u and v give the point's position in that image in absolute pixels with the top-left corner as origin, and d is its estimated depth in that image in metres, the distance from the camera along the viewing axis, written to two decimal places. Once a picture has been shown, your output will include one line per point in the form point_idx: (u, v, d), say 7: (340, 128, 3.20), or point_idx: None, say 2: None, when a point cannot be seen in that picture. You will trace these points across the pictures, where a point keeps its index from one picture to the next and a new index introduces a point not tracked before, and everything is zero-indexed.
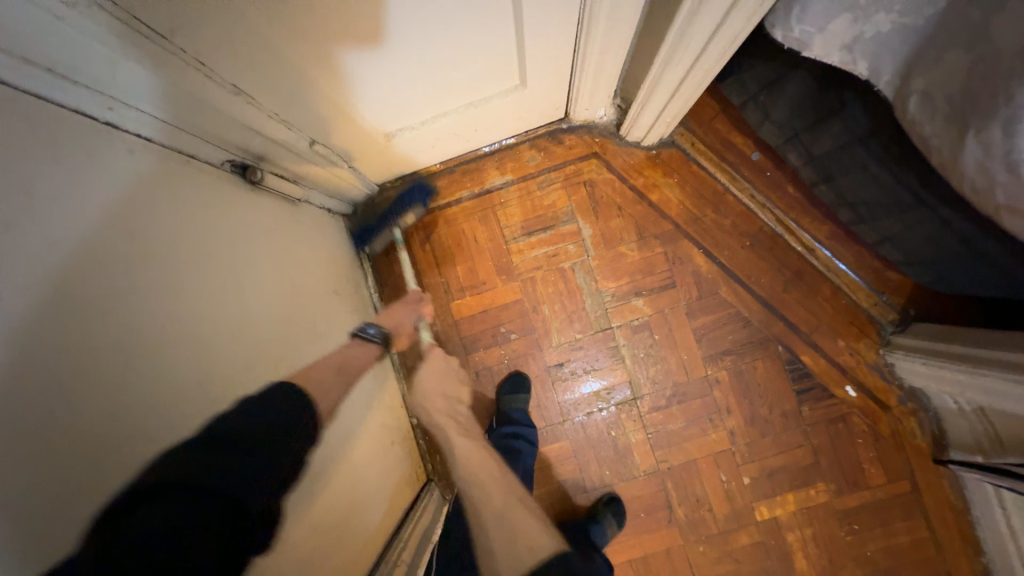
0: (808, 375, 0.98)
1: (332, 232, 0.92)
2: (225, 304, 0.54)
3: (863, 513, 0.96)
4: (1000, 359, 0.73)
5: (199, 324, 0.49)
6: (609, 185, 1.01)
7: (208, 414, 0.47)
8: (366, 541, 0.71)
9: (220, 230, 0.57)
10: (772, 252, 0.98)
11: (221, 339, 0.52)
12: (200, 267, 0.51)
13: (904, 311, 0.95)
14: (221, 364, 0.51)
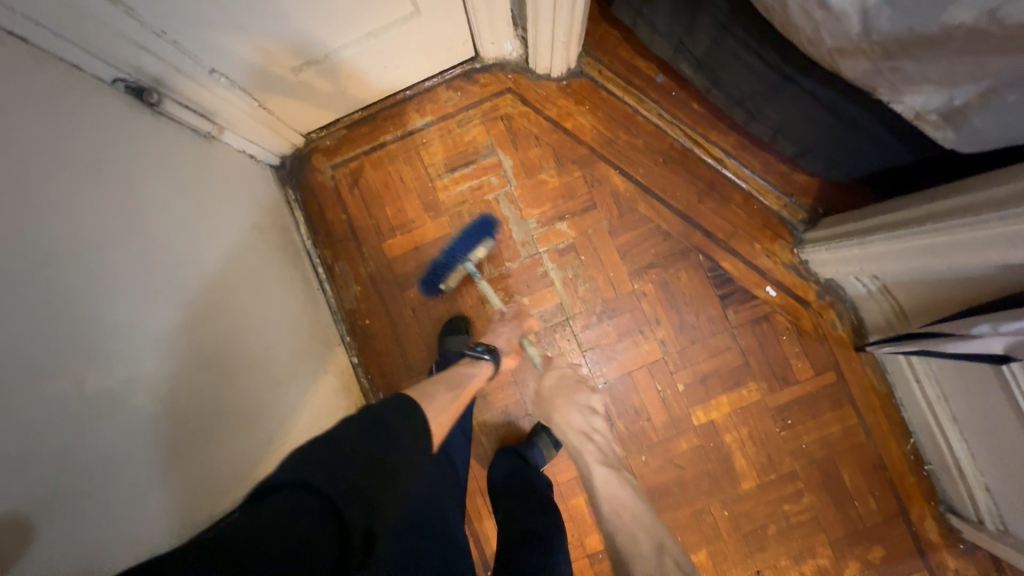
0: (730, 281, 1.01)
1: (263, 184, 0.97)
2: (112, 199, 0.57)
3: (794, 407, 0.98)
4: (885, 224, 0.78)
5: (77, 206, 0.52)
6: (525, 118, 1.05)
7: (85, 283, 0.50)
8: (279, 448, 0.73)
9: (107, 135, 0.60)
10: (684, 166, 1.03)
11: (104, 226, 0.55)
12: (101, 174, 0.57)
13: (812, 210, 1.00)
14: (103, 246, 0.54)
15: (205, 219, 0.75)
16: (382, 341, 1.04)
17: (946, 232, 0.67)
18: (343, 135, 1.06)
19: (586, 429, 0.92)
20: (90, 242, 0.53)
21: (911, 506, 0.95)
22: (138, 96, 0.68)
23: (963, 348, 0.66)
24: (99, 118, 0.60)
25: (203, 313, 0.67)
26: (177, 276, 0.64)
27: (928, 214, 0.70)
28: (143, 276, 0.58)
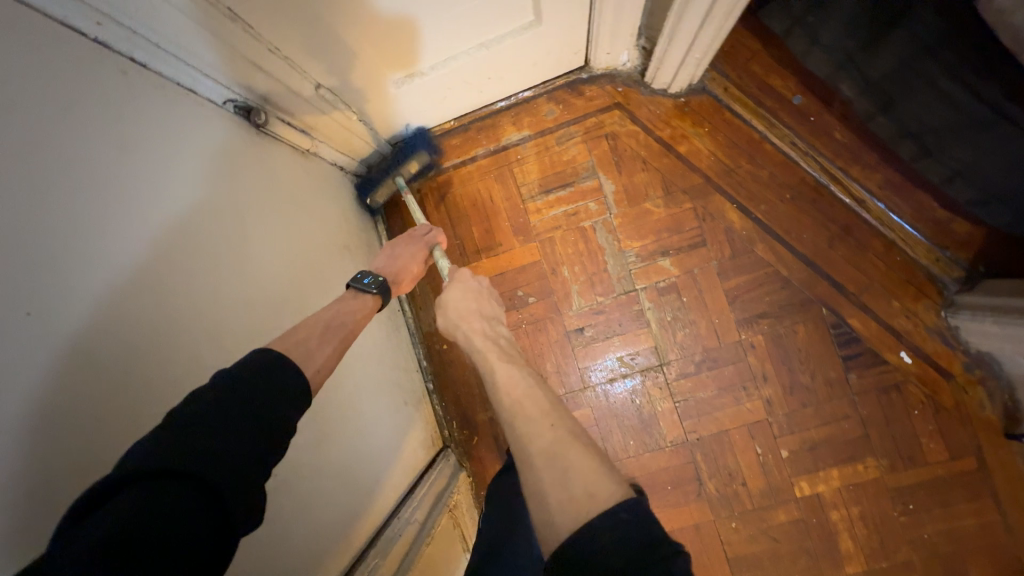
0: (857, 341, 0.89)
1: (343, 192, 0.89)
2: (224, 239, 0.54)
3: (920, 491, 0.86)
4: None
5: (193, 251, 0.49)
6: (633, 138, 0.94)
7: (199, 340, 0.47)
8: (364, 504, 0.68)
9: (221, 164, 0.56)
10: (815, 205, 0.89)
11: (217, 271, 0.52)
12: (215, 211, 0.53)
13: (971, 268, 0.85)
14: (216, 295, 0.51)
15: (287, 240, 0.66)
16: (461, 369, 0.99)
17: None
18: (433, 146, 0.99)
19: (489, 332, 0.68)
20: (184, 308, 0.46)
21: None
22: (246, 116, 0.62)
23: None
24: (192, 143, 0.53)
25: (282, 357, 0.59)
26: (281, 317, 0.60)
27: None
28: (252, 322, 0.55)
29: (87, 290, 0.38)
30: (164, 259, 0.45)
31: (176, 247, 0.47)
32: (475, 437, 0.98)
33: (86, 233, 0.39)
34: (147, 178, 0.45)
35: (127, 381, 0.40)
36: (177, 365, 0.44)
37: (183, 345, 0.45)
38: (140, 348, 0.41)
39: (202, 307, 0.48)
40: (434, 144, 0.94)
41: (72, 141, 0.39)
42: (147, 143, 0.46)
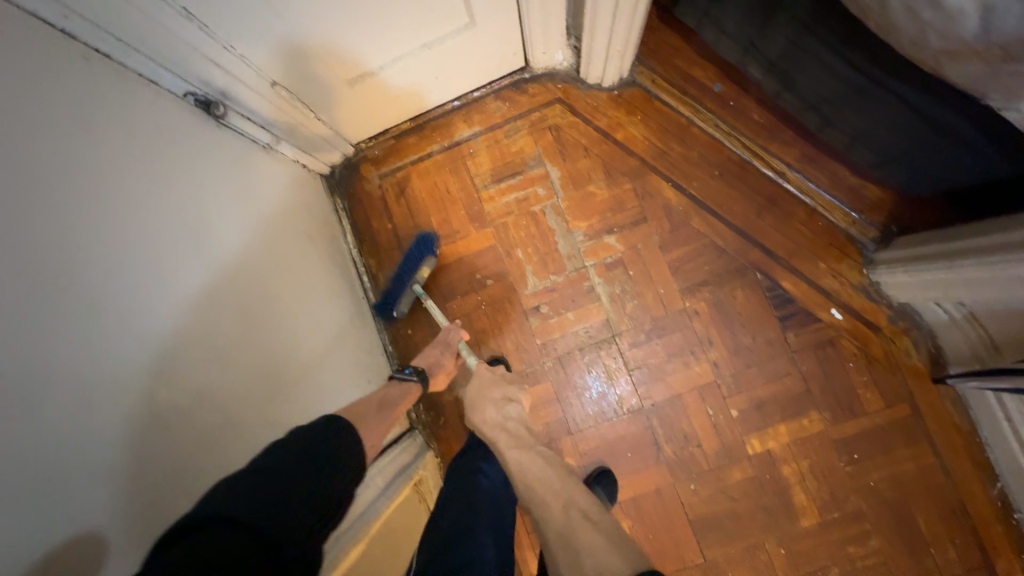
0: (791, 302, 0.95)
1: (335, 259, 0.96)
2: (182, 209, 0.59)
3: (863, 441, 0.91)
4: (965, 246, 0.73)
5: (152, 214, 0.54)
6: (574, 128, 1.03)
7: (156, 292, 0.52)
8: None
9: (179, 146, 0.62)
10: (742, 180, 0.98)
11: (175, 236, 0.57)
12: (173, 184, 0.59)
13: (885, 228, 0.93)
14: (173, 255, 0.56)
15: (274, 291, 0.73)
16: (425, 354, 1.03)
17: None
18: (392, 145, 1.07)
19: (500, 421, 0.84)
20: (143, 262, 0.51)
21: (998, 560, 0.86)
22: (205, 108, 0.69)
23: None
24: (151, 125, 0.59)
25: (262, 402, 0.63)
26: (237, 285, 0.65)
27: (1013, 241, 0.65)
28: (207, 284, 0.60)
29: (53, 223, 0.43)
30: (124, 217, 0.51)
31: (142, 216, 0.53)
32: (441, 417, 1.01)
33: (70, 212, 0.45)
34: (117, 155, 0.52)
35: (91, 316, 0.44)
36: (136, 310, 0.49)
37: (142, 294, 0.50)
38: (102, 289, 0.46)
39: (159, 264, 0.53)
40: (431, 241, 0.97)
41: (41, 106, 0.45)
42: (154, 196, 0.55)
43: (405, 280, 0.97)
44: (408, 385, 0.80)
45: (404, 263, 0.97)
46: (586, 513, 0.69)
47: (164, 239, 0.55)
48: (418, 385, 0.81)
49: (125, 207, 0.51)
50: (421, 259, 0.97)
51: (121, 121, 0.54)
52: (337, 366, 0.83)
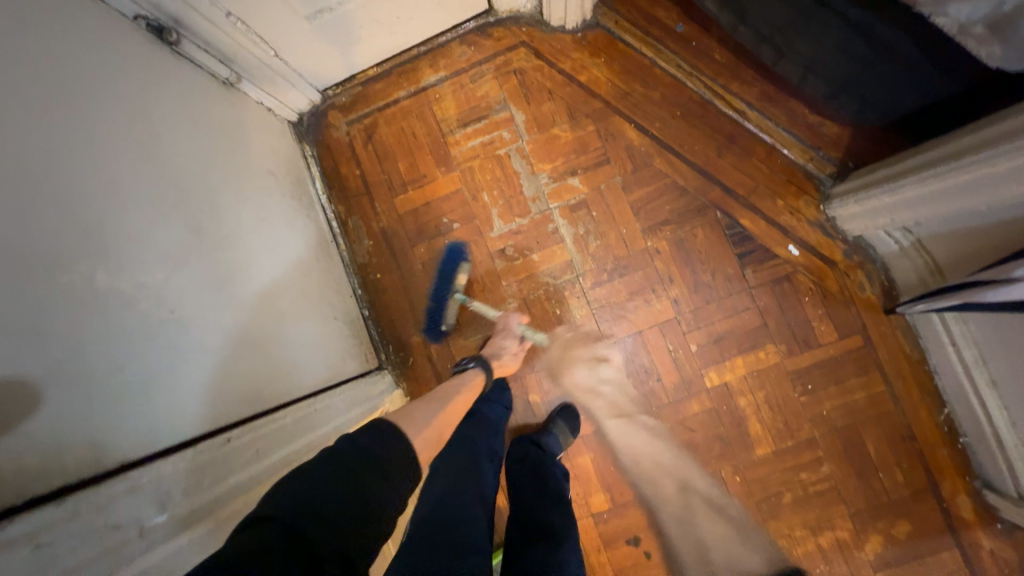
0: (750, 239, 0.97)
1: (310, 225, 0.98)
2: (137, 121, 0.61)
3: (816, 371, 0.94)
4: (922, 161, 0.75)
5: (105, 119, 0.56)
6: (538, 72, 1.03)
7: (108, 190, 0.54)
8: (280, 382, 0.73)
9: (131, 62, 0.64)
10: (703, 119, 0.99)
11: (128, 144, 0.58)
12: (127, 96, 0.60)
13: (842, 164, 0.94)
14: (127, 161, 0.57)
15: (249, 250, 0.76)
16: (394, 296, 1.05)
17: (986, 167, 0.64)
18: (359, 91, 1.08)
19: (594, 383, 0.99)
20: (95, 160, 0.53)
21: (941, 481, 0.90)
22: (158, 34, 0.70)
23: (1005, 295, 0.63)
24: (100, 38, 0.60)
25: (235, 350, 0.66)
26: (192, 201, 0.66)
27: (966, 146, 0.67)
28: (160, 194, 0.61)
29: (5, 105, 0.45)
30: (74, 115, 0.52)
31: (94, 118, 0.54)
32: (409, 358, 1.03)
33: (23, 100, 0.47)
34: (67, 57, 0.53)
35: (39, 197, 0.46)
36: (87, 202, 0.51)
37: (93, 188, 0.52)
38: (52, 175, 0.48)
39: (112, 166, 0.55)
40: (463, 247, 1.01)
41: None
42: (121, 131, 0.57)
43: (445, 292, 0.99)
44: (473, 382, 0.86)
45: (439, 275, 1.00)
46: None
47: (116, 143, 0.56)
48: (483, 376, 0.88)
49: (100, 155, 0.54)
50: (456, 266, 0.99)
51: (94, 71, 0.57)
52: (305, 316, 0.85)
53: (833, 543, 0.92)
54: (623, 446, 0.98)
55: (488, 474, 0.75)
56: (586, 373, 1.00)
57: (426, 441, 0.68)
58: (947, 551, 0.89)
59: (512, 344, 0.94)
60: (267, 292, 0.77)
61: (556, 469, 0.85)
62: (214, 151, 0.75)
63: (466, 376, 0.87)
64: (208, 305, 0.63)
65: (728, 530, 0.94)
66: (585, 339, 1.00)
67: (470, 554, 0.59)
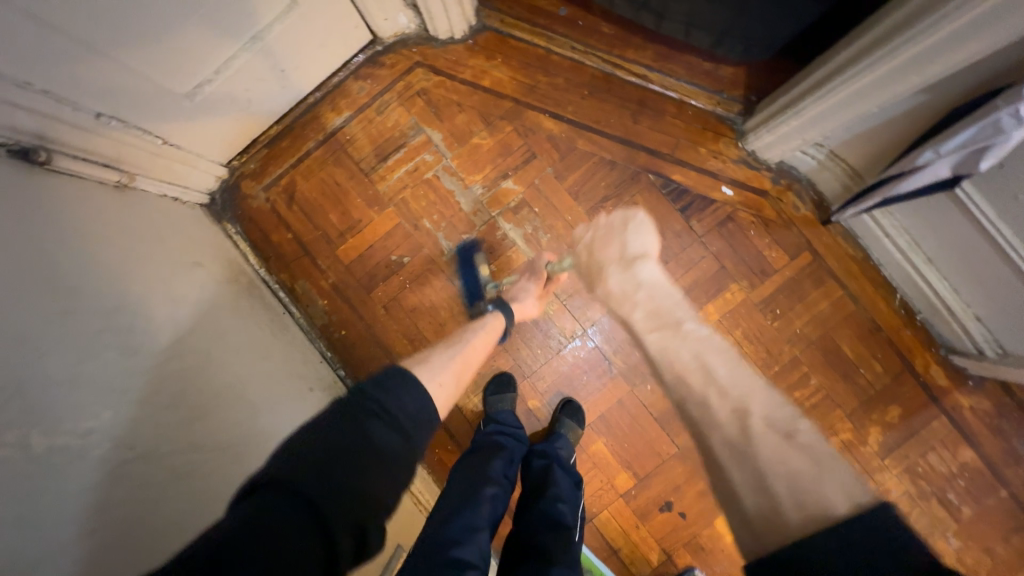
0: (686, 192, 1.00)
1: (255, 305, 0.93)
2: (38, 257, 0.55)
3: (779, 296, 0.99)
4: (817, 80, 0.79)
5: (6, 266, 0.51)
6: (441, 88, 1.03)
7: (28, 344, 0.49)
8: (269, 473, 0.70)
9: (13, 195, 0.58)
10: (611, 92, 1.01)
11: (37, 284, 0.53)
12: (20, 232, 0.55)
13: (745, 100, 0.99)
14: (42, 304, 0.52)
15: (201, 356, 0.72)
16: (367, 347, 1.01)
17: (877, 69, 0.68)
18: (266, 154, 1.03)
19: (630, 289, 0.78)
20: (11, 314, 0.48)
21: (915, 359, 0.97)
22: (25, 156, 0.64)
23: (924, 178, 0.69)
24: None
25: (210, 460, 0.62)
26: (122, 323, 0.62)
27: (854, 55, 0.72)
28: (85, 327, 0.57)
29: None
30: None
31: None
32: None
33: None
34: None
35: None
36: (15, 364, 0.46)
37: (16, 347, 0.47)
38: None
39: (27, 315, 0.50)
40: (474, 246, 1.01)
41: None
42: (28, 274, 0.53)
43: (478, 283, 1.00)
44: (491, 327, 0.85)
45: (460, 269, 1.01)
46: (768, 420, 0.53)
47: (25, 288, 0.51)
48: (502, 324, 0.87)
49: (16, 306, 0.49)
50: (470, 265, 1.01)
51: None
52: (279, 397, 0.82)
53: (841, 446, 0.98)
54: (663, 360, 0.64)
55: (501, 496, 0.71)
56: (622, 277, 0.80)
57: (442, 394, 0.70)
58: (936, 420, 0.97)
59: (535, 292, 0.94)
60: (229, 388, 0.73)
61: (561, 474, 0.81)
62: (131, 260, 0.70)
63: (481, 324, 0.87)
64: (169, 427, 0.59)
65: None
66: (608, 228, 0.94)
67: (470, 569, 0.56)
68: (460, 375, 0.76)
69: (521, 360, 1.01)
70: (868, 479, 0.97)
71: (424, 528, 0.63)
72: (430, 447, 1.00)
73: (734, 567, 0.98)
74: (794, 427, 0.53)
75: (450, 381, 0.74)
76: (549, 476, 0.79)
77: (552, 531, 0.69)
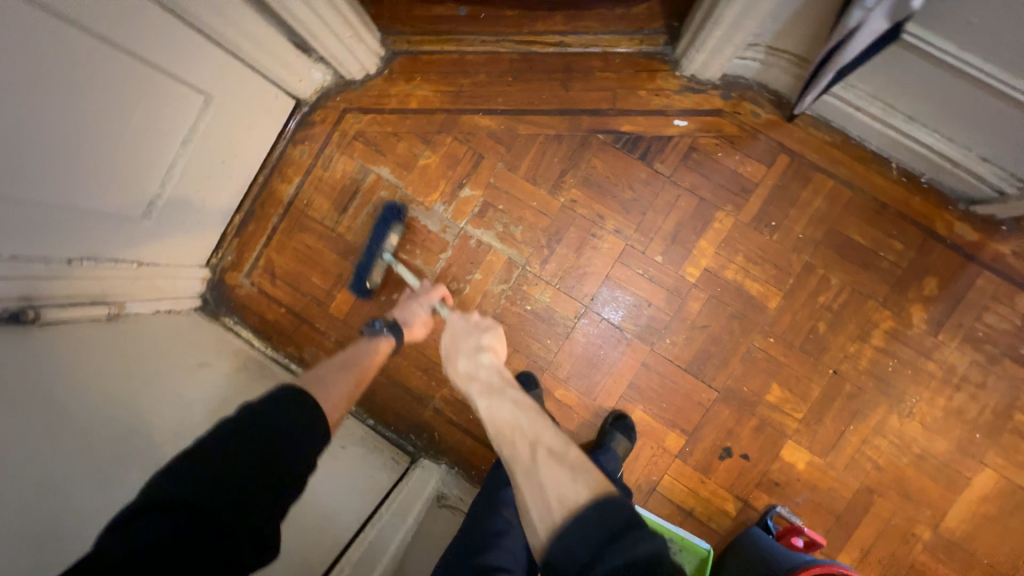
0: (640, 138, 0.98)
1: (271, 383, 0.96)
2: (64, 405, 0.61)
3: (769, 208, 0.94)
4: None
5: (57, 417, 0.60)
6: (374, 124, 1.04)
7: (79, 480, 0.58)
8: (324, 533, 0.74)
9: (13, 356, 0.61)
10: (533, 70, 1.00)
11: (78, 424, 0.61)
12: (29, 389, 0.59)
13: (668, 30, 0.97)
14: (87, 443, 0.61)
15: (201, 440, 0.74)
16: (386, 390, 1.02)
17: None
18: (238, 243, 1.07)
19: (473, 368, 0.75)
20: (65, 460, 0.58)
21: (934, 224, 0.91)
22: (15, 319, 0.67)
23: (866, 38, 0.64)
24: None
25: None
26: (155, 439, 0.69)
27: None
28: (126, 452, 0.64)
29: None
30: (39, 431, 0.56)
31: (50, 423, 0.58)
32: (434, 436, 1.01)
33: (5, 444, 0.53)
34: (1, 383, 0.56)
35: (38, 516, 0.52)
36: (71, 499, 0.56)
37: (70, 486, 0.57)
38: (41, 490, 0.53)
39: (76, 456, 0.59)
40: (398, 215, 0.99)
41: None
42: (76, 420, 0.61)
43: (376, 251, 0.98)
44: (378, 343, 0.88)
45: (376, 232, 0.99)
46: None
47: (72, 433, 0.60)
48: (391, 341, 0.89)
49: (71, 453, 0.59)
50: (387, 228, 0.98)
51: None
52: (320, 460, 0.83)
53: (886, 337, 0.92)
54: None
55: None
56: (470, 362, 0.76)
57: (338, 403, 0.74)
58: (981, 278, 0.90)
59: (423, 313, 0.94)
60: None
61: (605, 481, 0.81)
62: (138, 382, 0.74)
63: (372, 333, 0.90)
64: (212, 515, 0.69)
65: (795, 387, 0.94)
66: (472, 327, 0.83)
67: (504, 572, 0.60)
68: (357, 386, 0.79)
69: (536, 355, 0.99)
70: (927, 361, 0.91)
71: (466, 518, 0.68)
72: (475, 466, 1.00)
73: (816, 493, 0.93)
74: (566, 451, 0.53)
75: (350, 386, 0.78)
76: None
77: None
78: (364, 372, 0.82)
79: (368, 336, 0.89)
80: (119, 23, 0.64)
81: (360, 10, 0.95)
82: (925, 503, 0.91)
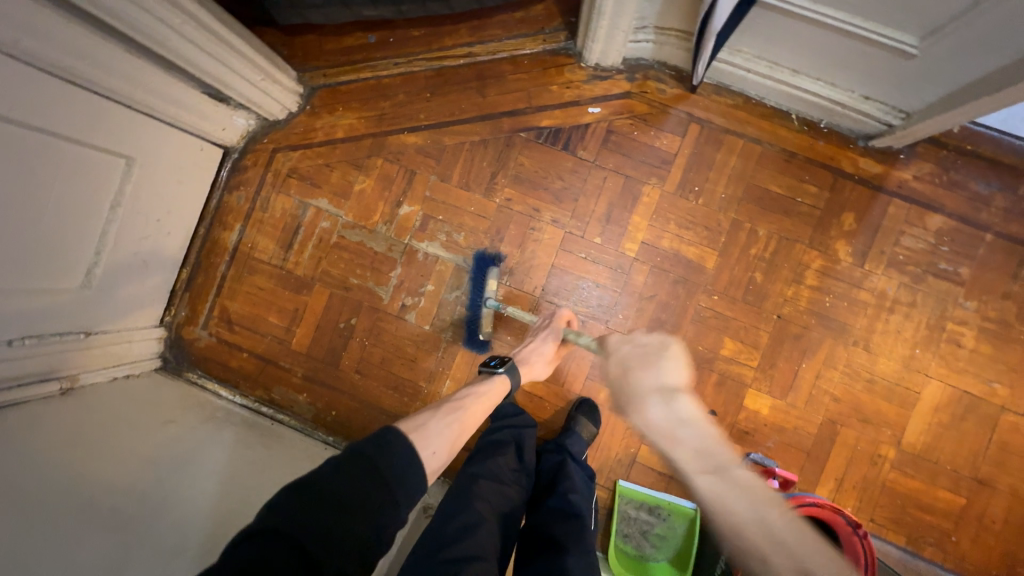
0: (560, 130, 1.02)
1: (243, 428, 0.96)
2: (19, 483, 0.61)
3: (690, 175, 1.00)
4: None
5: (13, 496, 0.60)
6: (305, 158, 1.06)
7: (48, 554, 0.58)
8: None
9: None
10: (449, 82, 1.04)
11: (38, 500, 0.61)
12: None
13: (566, 26, 1.02)
14: (52, 517, 0.61)
15: (181, 498, 0.74)
16: (359, 414, 1.03)
17: None
18: (190, 296, 1.07)
19: (674, 424, 0.62)
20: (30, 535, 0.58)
21: (841, 163, 0.97)
22: None
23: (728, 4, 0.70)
24: None
25: None
26: (124, 502, 0.69)
27: None
28: (93, 519, 0.64)
29: None
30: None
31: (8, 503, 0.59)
32: None
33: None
34: None
35: None
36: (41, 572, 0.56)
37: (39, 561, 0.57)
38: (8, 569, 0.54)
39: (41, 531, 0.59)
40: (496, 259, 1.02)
41: None
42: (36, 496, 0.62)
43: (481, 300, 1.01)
44: (496, 385, 0.84)
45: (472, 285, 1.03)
46: None
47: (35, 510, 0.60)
48: (506, 385, 0.85)
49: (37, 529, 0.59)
50: (485, 274, 1.01)
51: None
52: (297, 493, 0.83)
53: (819, 276, 0.97)
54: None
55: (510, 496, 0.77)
56: (665, 410, 0.65)
57: (440, 451, 0.71)
58: (891, 206, 0.96)
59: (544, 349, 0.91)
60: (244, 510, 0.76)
61: (574, 465, 0.87)
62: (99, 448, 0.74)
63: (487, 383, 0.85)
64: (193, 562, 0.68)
65: (746, 337, 0.98)
66: (649, 357, 0.78)
67: (476, 561, 0.65)
68: (459, 435, 0.76)
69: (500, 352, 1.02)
70: (859, 291, 0.97)
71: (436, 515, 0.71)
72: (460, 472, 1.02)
73: (784, 435, 0.97)
74: None
75: (454, 432, 0.75)
76: (562, 471, 0.85)
77: (564, 520, 0.77)
78: (470, 420, 0.78)
79: (486, 376, 0.87)
80: (20, 104, 0.65)
81: (268, 53, 0.98)
82: (885, 425, 0.96)
